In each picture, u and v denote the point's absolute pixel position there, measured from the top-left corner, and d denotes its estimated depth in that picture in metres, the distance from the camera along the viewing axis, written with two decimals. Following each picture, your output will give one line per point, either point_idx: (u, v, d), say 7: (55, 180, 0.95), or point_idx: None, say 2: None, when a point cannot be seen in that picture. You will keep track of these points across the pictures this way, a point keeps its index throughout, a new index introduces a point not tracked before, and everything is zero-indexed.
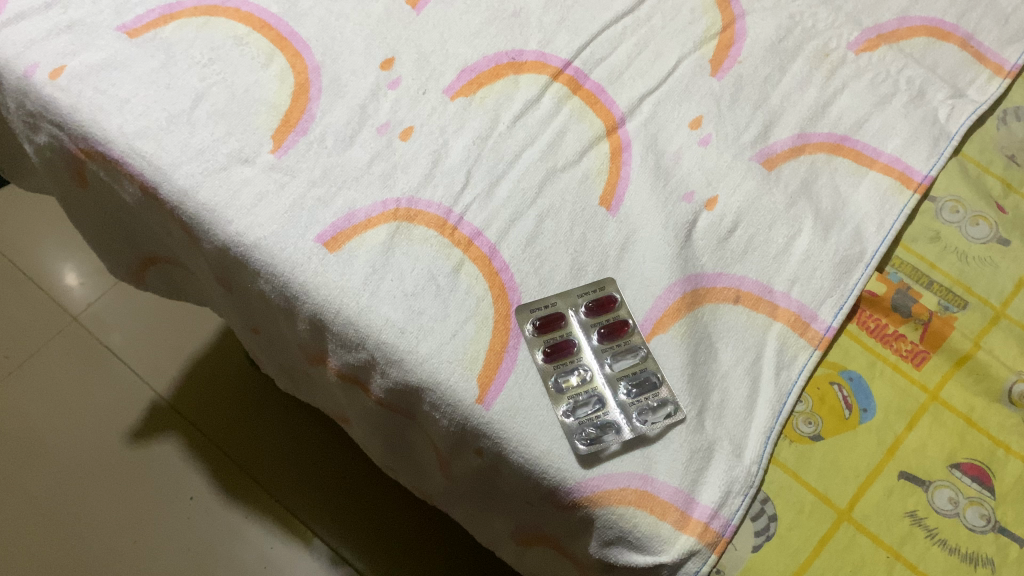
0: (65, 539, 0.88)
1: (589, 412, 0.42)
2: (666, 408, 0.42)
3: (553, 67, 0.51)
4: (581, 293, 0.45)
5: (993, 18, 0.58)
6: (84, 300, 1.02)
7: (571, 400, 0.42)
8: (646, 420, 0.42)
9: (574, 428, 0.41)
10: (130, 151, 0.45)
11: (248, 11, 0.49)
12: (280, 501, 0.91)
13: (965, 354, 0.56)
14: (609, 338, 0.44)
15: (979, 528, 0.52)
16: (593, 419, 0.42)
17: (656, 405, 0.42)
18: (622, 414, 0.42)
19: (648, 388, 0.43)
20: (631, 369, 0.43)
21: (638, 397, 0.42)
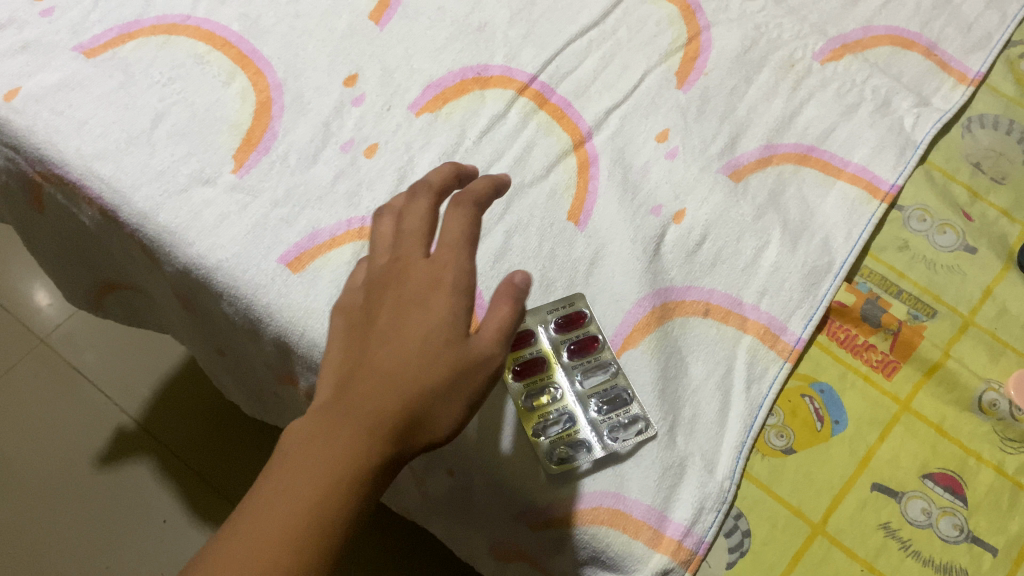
0: (24, 574, 0.78)
1: (560, 430, 0.41)
2: (637, 424, 0.41)
3: (519, 81, 0.50)
4: (550, 309, 0.44)
5: (956, 27, 0.58)
6: (52, 320, 0.91)
7: (541, 419, 0.41)
8: (616, 437, 0.41)
9: (544, 447, 0.41)
10: (88, 173, 0.44)
11: (208, 29, 0.49)
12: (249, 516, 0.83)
13: (935, 363, 0.54)
14: (578, 354, 0.43)
15: (952, 538, 0.49)
16: (564, 437, 0.41)
17: (627, 422, 0.41)
18: (593, 431, 0.41)
19: (620, 405, 0.42)
20: (601, 385, 0.43)
21: (610, 414, 0.42)
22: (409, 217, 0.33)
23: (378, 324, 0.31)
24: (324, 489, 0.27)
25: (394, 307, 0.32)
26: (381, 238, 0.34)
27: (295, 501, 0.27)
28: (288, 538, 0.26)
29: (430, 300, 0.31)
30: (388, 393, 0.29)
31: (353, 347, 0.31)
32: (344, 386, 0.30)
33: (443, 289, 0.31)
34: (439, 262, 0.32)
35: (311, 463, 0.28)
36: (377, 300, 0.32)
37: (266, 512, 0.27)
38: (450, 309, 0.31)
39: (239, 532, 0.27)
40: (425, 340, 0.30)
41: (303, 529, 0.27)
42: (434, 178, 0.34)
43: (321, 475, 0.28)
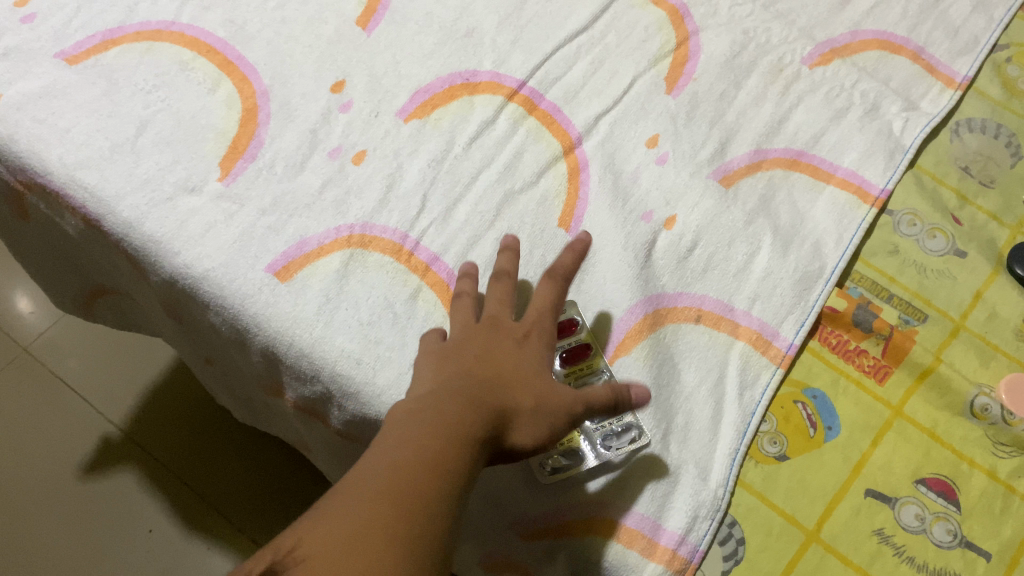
0: None
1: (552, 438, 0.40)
2: (630, 432, 0.41)
3: (508, 87, 0.50)
4: None
5: (943, 31, 0.58)
6: (36, 328, 0.89)
7: None
8: (608, 445, 0.40)
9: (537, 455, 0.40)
10: (72, 182, 0.43)
11: (193, 35, 0.48)
12: (235, 525, 0.80)
13: (928, 368, 0.51)
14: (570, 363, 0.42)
15: (946, 544, 0.46)
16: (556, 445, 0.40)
17: (620, 430, 0.41)
18: (585, 439, 0.40)
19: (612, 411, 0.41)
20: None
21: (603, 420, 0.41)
22: (489, 297, 0.41)
23: (470, 348, 0.38)
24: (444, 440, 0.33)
25: (487, 342, 0.38)
26: (464, 311, 0.41)
27: (422, 445, 0.32)
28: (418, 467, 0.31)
29: (523, 344, 0.38)
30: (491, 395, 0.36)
31: (447, 359, 0.37)
32: (447, 382, 0.36)
33: (533, 340, 0.39)
34: (527, 322, 0.40)
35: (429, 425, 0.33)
36: (468, 336, 0.39)
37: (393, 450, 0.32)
38: (539, 353, 0.38)
39: (370, 466, 0.31)
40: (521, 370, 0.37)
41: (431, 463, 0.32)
42: (507, 267, 0.42)
43: (439, 431, 0.33)
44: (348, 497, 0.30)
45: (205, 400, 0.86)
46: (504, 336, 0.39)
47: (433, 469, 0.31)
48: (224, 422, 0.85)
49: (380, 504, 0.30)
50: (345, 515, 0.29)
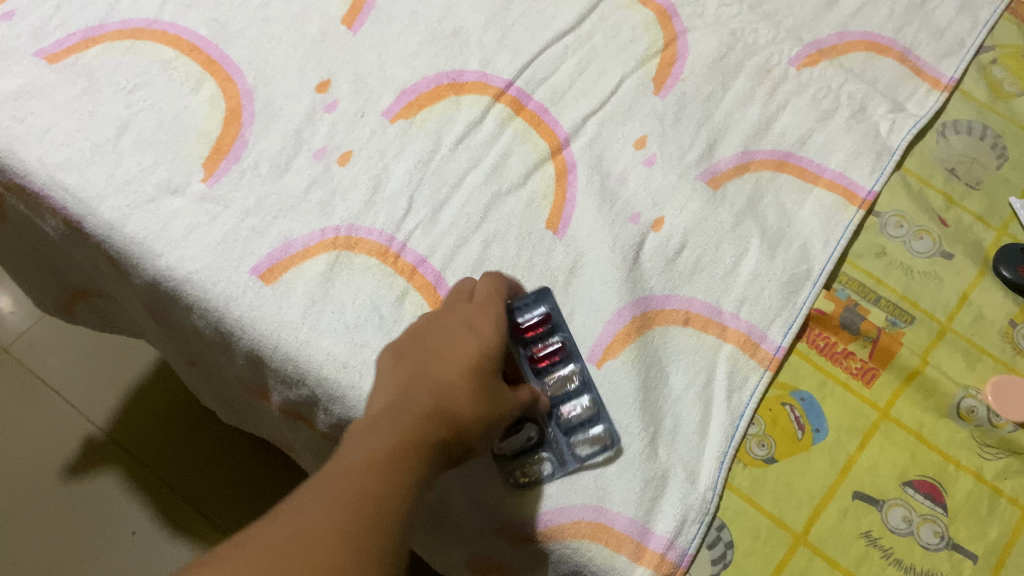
0: None
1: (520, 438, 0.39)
2: (598, 440, 0.40)
3: (495, 87, 0.50)
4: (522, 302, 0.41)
5: (929, 32, 0.58)
6: (15, 329, 0.87)
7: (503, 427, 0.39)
8: (577, 454, 0.40)
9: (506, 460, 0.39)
10: (52, 183, 0.42)
11: (175, 34, 0.47)
12: (214, 521, 0.79)
13: (914, 370, 0.51)
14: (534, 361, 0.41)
15: (933, 546, 0.46)
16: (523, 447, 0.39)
17: (588, 435, 0.40)
18: (552, 445, 0.40)
19: (584, 418, 0.40)
20: (565, 390, 0.41)
21: (574, 427, 0.40)
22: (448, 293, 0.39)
23: (425, 345, 0.35)
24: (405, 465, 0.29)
25: (443, 333, 0.35)
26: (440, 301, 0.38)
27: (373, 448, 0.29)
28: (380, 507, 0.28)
29: (478, 329, 0.36)
30: (453, 396, 0.33)
31: (402, 359, 0.35)
32: (405, 379, 0.33)
33: (485, 320, 0.36)
34: (481, 306, 0.37)
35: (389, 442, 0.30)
36: (423, 332, 0.36)
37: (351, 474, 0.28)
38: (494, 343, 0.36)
39: (320, 493, 0.27)
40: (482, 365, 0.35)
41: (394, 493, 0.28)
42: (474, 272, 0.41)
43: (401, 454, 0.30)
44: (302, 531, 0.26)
45: (188, 400, 0.85)
46: (458, 326, 0.36)
47: (382, 470, 0.29)
48: (207, 422, 0.84)
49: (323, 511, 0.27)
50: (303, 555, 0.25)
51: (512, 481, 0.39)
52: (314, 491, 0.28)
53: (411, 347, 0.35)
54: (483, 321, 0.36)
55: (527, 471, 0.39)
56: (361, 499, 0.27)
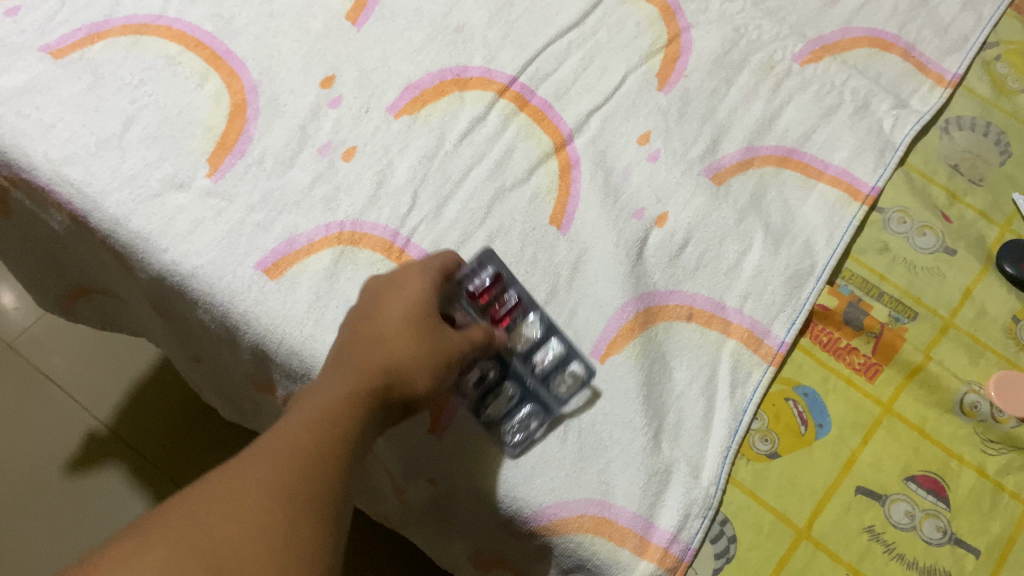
0: None
1: (500, 401, 0.40)
2: (575, 376, 0.41)
3: (499, 83, 0.50)
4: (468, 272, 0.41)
5: (933, 29, 0.58)
6: (19, 325, 0.87)
7: (482, 397, 0.40)
8: (560, 397, 0.41)
9: (496, 425, 0.40)
10: (57, 178, 0.42)
11: (180, 29, 0.47)
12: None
13: (917, 365, 0.51)
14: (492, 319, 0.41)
15: (935, 541, 0.46)
16: (506, 408, 0.40)
17: (563, 375, 0.41)
18: (533, 397, 0.41)
19: (557, 360, 0.41)
20: (531, 340, 0.42)
21: (552, 372, 0.41)
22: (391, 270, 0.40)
23: (365, 314, 0.37)
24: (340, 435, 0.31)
25: (380, 299, 0.37)
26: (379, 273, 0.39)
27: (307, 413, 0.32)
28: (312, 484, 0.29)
29: (409, 286, 0.37)
30: (390, 357, 0.34)
31: (347, 331, 0.36)
32: (347, 349, 0.35)
33: (416, 279, 0.38)
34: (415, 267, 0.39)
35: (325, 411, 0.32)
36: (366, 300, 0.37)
37: (287, 447, 0.30)
38: (426, 301, 0.37)
39: (254, 466, 0.29)
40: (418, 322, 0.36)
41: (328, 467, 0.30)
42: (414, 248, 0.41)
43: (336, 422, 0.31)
44: (235, 504, 0.28)
45: (191, 395, 0.85)
46: (392, 290, 0.37)
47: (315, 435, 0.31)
48: (210, 418, 0.84)
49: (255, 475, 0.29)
50: (233, 532, 0.27)
51: (515, 481, 0.39)
52: (248, 463, 0.30)
53: (355, 316, 0.37)
54: (414, 280, 0.38)
55: (531, 472, 0.39)
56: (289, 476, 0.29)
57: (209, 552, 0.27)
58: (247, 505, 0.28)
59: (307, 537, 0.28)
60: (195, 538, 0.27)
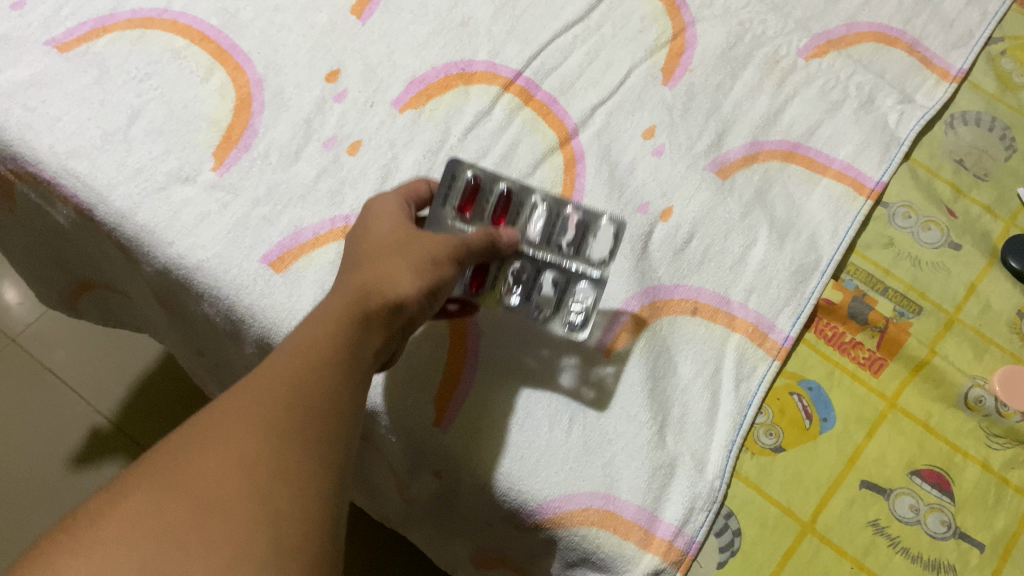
0: None
1: (542, 290, 0.41)
2: (592, 227, 0.40)
3: (504, 77, 0.50)
4: (444, 192, 0.40)
5: (938, 24, 0.58)
6: (24, 320, 0.87)
7: (529, 299, 0.41)
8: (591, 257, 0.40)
9: (556, 314, 0.41)
10: (63, 172, 0.42)
11: (185, 23, 0.47)
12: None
13: (922, 360, 0.51)
14: (502, 211, 0.41)
15: (940, 535, 0.46)
16: (554, 292, 0.41)
17: (581, 232, 0.40)
18: (568, 267, 0.41)
19: (566, 223, 0.40)
20: (548, 223, 0.41)
21: (578, 249, 0.41)
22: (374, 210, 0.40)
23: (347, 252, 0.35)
24: (319, 355, 0.29)
25: (357, 237, 0.36)
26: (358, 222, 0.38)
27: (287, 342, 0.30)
28: (296, 413, 0.28)
29: (379, 219, 0.36)
30: (360, 279, 0.32)
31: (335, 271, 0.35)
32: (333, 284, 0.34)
33: (388, 211, 0.36)
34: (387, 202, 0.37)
35: (300, 337, 0.30)
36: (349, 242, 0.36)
37: (266, 382, 0.28)
38: (399, 225, 0.35)
39: (234, 404, 0.28)
40: (391, 245, 0.34)
41: (312, 391, 0.28)
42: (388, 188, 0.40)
43: (312, 344, 0.29)
44: (215, 442, 0.27)
45: (195, 390, 0.85)
46: (367, 225, 0.36)
47: (295, 359, 0.29)
48: None
49: (231, 416, 0.27)
50: (214, 471, 0.26)
51: (520, 475, 0.39)
52: (228, 403, 0.28)
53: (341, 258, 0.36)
54: (386, 211, 0.36)
55: (536, 465, 0.39)
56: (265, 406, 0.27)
57: (187, 495, 0.25)
58: (228, 440, 0.27)
59: (292, 472, 0.26)
60: (175, 479, 0.26)
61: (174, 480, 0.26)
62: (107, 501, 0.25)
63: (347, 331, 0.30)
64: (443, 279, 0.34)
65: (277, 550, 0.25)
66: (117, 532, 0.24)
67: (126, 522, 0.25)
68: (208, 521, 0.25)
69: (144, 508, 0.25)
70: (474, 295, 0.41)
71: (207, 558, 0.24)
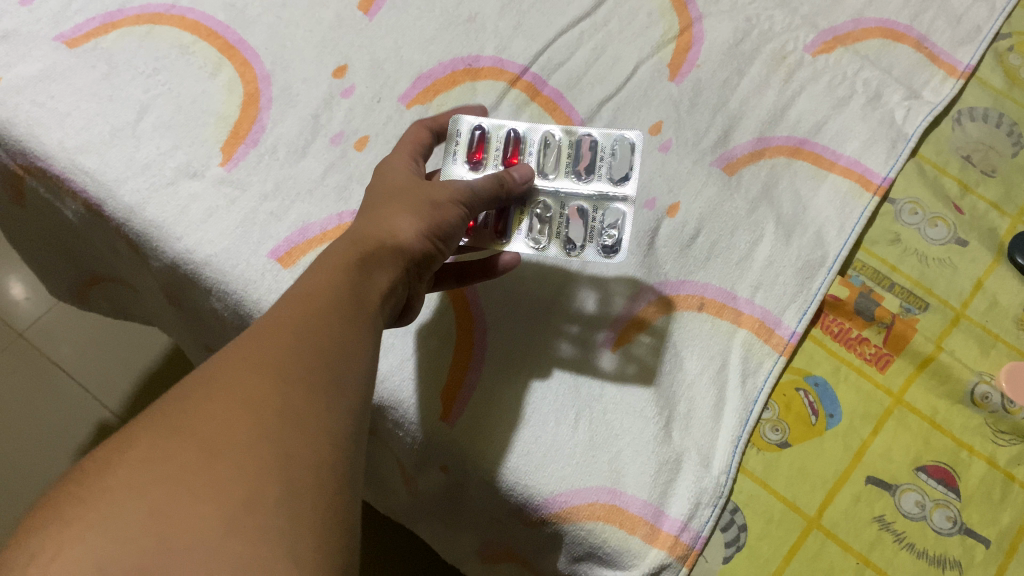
0: None
1: (567, 222, 0.41)
2: (615, 147, 0.41)
3: (511, 73, 0.50)
4: (457, 146, 0.41)
5: (946, 19, 0.58)
6: (30, 315, 0.87)
7: (557, 233, 0.40)
8: (616, 176, 0.41)
9: (587, 240, 0.40)
10: (72, 167, 0.43)
11: (193, 19, 0.48)
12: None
13: (928, 356, 0.51)
14: (514, 149, 0.41)
15: (946, 531, 0.46)
16: (584, 221, 0.40)
17: (604, 156, 0.41)
18: (592, 192, 0.41)
19: (586, 151, 0.41)
20: (561, 156, 0.42)
21: (597, 172, 0.41)
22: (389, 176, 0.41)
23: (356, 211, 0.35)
24: (325, 300, 0.28)
25: (366, 197, 0.36)
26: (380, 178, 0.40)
27: (297, 292, 0.29)
28: (307, 361, 0.26)
29: (387, 181, 0.36)
30: (360, 228, 0.33)
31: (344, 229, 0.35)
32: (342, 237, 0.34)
33: (394, 174, 0.37)
34: (392, 164, 0.38)
35: (303, 286, 0.29)
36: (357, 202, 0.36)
37: (274, 332, 0.27)
38: (406, 183, 0.36)
39: (244, 349, 0.26)
40: (395, 201, 0.34)
41: (319, 339, 0.27)
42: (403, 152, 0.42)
43: (315, 290, 0.29)
44: (223, 388, 0.25)
45: None
46: (377, 187, 0.36)
47: (307, 308, 0.28)
48: None
49: (240, 360, 0.26)
50: (221, 417, 0.24)
51: (527, 470, 0.39)
52: (237, 347, 0.26)
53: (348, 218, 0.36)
54: (392, 175, 0.37)
55: (543, 459, 0.39)
56: (277, 349, 0.26)
57: (197, 438, 0.23)
58: (235, 387, 0.25)
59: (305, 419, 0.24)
60: (184, 424, 0.24)
61: (182, 423, 0.24)
62: (110, 451, 0.23)
63: (351, 273, 0.30)
64: (448, 227, 0.35)
65: (294, 496, 0.23)
66: (122, 480, 0.22)
67: (132, 468, 0.22)
68: (220, 465, 0.23)
69: (150, 455, 0.23)
70: (504, 235, 0.40)
71: (219, 504, 0.22)
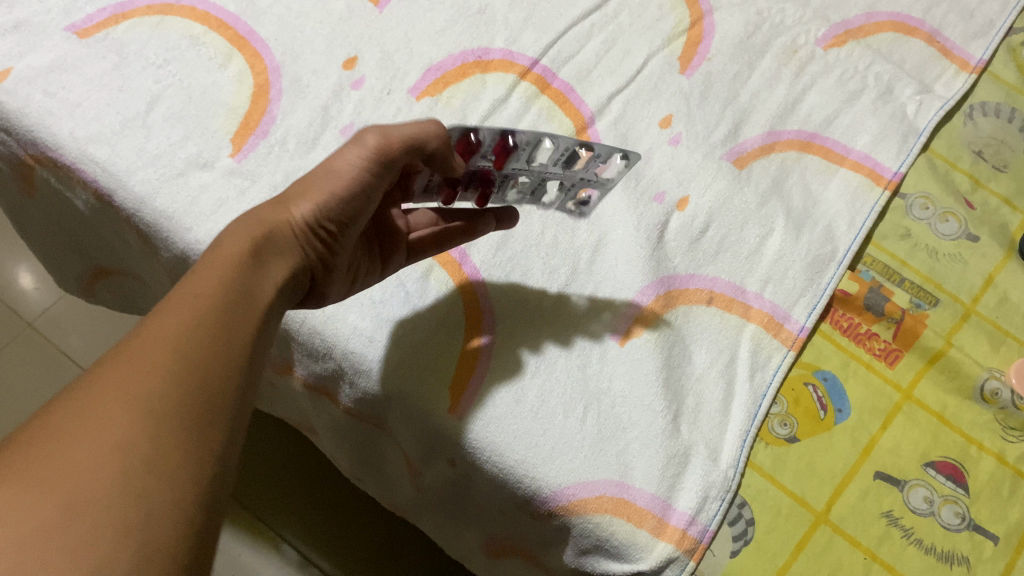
0: None
1: (546, 190, 0.42)
2: (615, 157, 0.40)
3: (521, 65, 0.50)
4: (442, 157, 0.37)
5: (959, 13, 0.58)
6: (39, 304, 0.87)
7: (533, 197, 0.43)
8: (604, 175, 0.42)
9: (563, 197, 0.44)
10: (83, 157, 0.43)
11: (204, 10, 0.47)
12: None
13: (938, 352, 0.51)
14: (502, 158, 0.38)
15: (954, 527, 0.46)
16: (563, 188, 0.43)
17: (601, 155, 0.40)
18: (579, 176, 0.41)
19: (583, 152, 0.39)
20: (554, 156, 0.39)
21: (587, 166, 0.40)
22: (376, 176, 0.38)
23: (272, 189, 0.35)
24: (204, 304, 0.29)
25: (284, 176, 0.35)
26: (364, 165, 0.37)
27: (178, 307, 0.29)
28: (186, 383, 0.27)
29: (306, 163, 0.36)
30: (257, 211, 0.33)
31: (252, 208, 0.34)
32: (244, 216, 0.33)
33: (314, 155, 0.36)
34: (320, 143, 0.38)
35: (186, 285, 0.30)
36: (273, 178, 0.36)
37: (144, 367, 0.27)
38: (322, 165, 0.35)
39: (118, 383, 0.26)
40: (305, 188, 0.34)
41: (190, 376, 0.27)
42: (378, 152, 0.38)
43: (196, 291, 0.29)
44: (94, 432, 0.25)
45: None
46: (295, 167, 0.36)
47: (186, 330, 0.28)
48: None
49: (114, 399, 0.26)
50: (88, 438, 0.25)
51: (535, 462, 0.39)
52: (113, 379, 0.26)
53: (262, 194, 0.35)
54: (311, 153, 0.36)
55: (551, 453, 0.39)
56: (149, 385, 0.26)
57: (62, 485, 0.24)
58: (99, 433, 0.25)
59: (175, 443, 0.26)
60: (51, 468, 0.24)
61: (48, 466, 0.24)
62: None
63: (240, 270, 0.31)
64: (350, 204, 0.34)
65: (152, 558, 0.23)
66: None
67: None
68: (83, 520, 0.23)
69: (17, 485, 0.23)
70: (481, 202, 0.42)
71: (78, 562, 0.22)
